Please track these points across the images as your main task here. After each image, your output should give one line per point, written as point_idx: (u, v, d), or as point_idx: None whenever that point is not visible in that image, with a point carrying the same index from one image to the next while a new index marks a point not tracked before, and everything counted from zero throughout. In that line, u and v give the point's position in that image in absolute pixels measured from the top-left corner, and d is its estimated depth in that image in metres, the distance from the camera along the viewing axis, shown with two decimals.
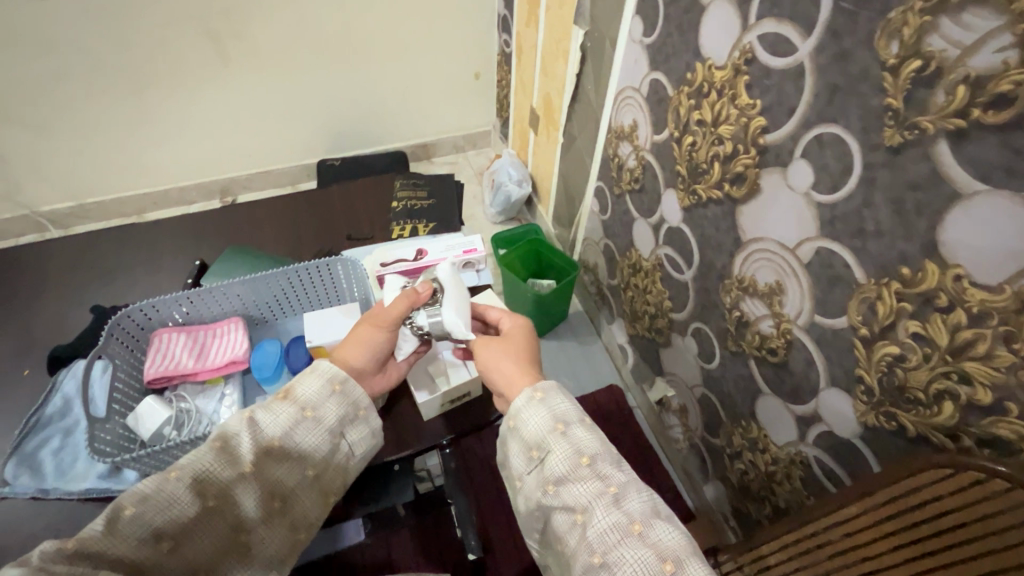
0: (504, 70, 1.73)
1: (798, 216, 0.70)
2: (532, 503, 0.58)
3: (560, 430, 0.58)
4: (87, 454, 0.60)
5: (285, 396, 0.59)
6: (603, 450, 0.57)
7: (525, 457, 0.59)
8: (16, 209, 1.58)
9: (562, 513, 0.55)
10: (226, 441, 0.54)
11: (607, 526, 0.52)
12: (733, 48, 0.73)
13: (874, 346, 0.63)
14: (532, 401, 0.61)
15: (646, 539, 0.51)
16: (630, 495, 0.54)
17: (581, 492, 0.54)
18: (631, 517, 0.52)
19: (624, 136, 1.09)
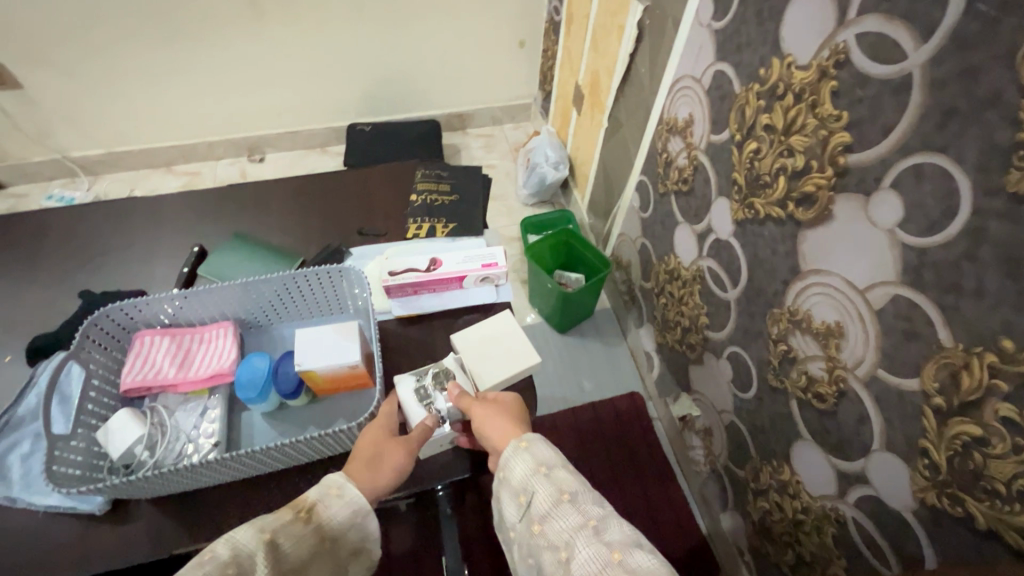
0: (551, 40, 1.60)
1: (876, 255, 0.59)
2: (524, 552, 0.51)
3: (542, 472, 0.53)
4: (48, 475, 0.53)
5: (306, 516, 0.48)
6: (587, 487, 0.51)
7: (513, 505, 0.53)
8: (48, 153, 1.57)
9: (547, 554, 0.48)
10: (239, 563, 0.42)
11: (587, 560, 0.45)
12: (821, 46, 0.61)
13: (948, 422, 0.54)
14: (517, 451, 0.55)
15: (628, 568, 0.43)
16: (611, 524, 0.47)
17: (563, 527, 0.48)
18: (610, 546, 0.45)
19: (676, 131, 0.98)
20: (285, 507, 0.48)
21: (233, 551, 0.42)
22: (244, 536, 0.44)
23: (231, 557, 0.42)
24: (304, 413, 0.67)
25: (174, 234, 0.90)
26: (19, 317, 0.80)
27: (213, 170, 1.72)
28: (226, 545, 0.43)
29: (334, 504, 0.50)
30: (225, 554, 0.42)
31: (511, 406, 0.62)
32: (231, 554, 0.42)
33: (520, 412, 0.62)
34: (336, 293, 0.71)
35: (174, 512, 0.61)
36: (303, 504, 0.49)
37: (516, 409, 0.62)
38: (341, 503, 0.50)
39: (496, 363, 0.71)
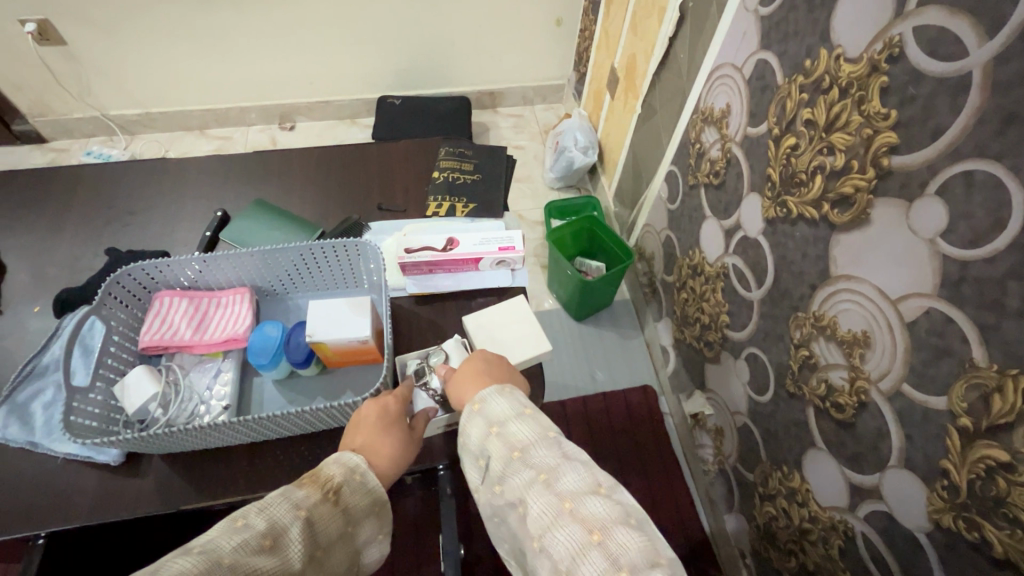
0: (590, 19, 1.55)
1: (914, 264, 0.56)
2: (490, 511, 0.52)
3: (495, 431, 0.53)
4: (66, 425, 0.56)
5: (335, 497, 0.48)
6: (540, 434, 0.51)
7: (475, 469, 0.54)
8: (87, 110, 1.61)
9: (508, 511, 0.50)
10: (274, 535, 0.42)
11: (540, 513, 0.46)
12: (874, 39, 0.58)
13: (974, 444, 0.52)
14: (472, 414, 0.55)
15: (578, 516, 0.45)
16: (563, 471, 0.48)
17: (516, 484, 0.49)
18: (561, 495, 0.47)
19: (712, 121, 0.94)
20: (314, 486, 0.47)
21: (268, 522, 0.42)
22: (279, 509, 0.44)
23: (267, 529, 0.42)
24: (312, 382, 0.69)
25: (200, 199, 0.91)
26: (48, 269, 0.82)
27: (244, 136, 1.74)
28: (262, 516, 0.43)
29: (357, 488, 0.50)
30: (260, 526, 0.42)
31: (476, 366, 0.60)
32: (267, 526, 0.42)
33: (489, 368, 0.60)
34: (352, 266, 0.71)
35: (183, 468, 0.63)
36: (331, 484, 0.48)
37: (486, 366, 0.60)
38: (363, 489, 0.50)
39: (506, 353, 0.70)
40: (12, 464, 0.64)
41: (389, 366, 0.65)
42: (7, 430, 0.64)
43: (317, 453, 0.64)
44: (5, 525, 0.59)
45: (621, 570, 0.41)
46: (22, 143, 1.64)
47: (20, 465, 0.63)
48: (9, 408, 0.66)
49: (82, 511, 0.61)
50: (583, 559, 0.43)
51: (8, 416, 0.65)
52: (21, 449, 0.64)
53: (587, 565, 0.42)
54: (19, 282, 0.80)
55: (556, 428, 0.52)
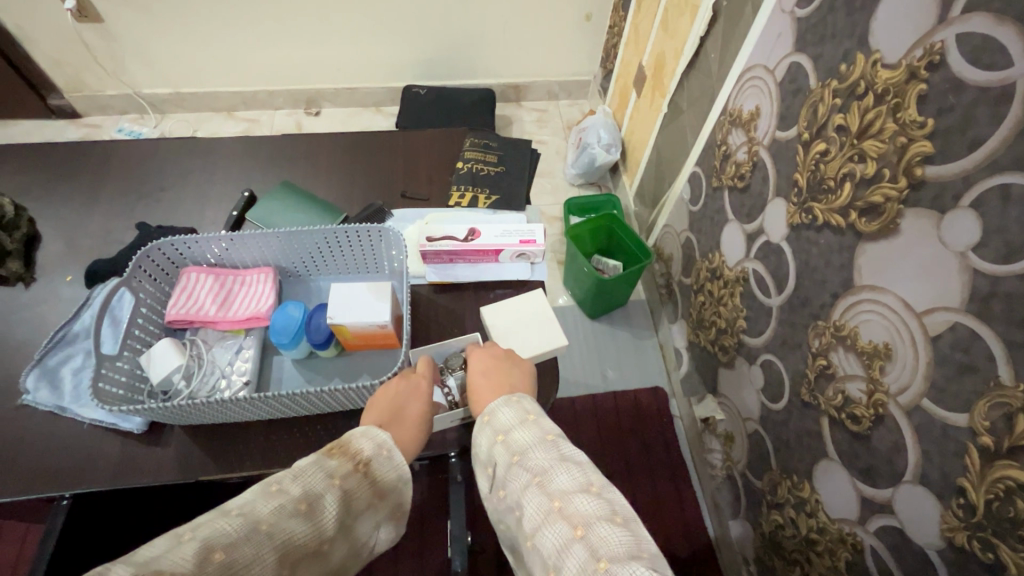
0: (620, 16, 1.53)
1: (942, 277, 0.55)
2: (497, 516, 0.53)
3: (500, 439, 0.53)
4: (93, 393, 0.58)
5: (364, 470, 0.48)
6: (538, 438, 0.52)
7: (484, 478, 0.54)
8: (121, 87, 1.64)
9: (509, 514, 0.51)
10: (309, 500, 0.44)
11: (532, 512, 0.47)
12: (915, 46, 0.56)
13: (994, 463, 0.51)
14: (481, 425, 0.55)
15: (565, 513, 0.46)
16: (555, 473, 0.48)
17: (515, 488, 0.50)
18: (550, 493, 0.47)
19: (739, 124, 0.93)
20: (345, 457, 0.48)
21: (303, 489, 0.44)
22: (314, 477, 0.45)
23: (303, 495, 0.44)
24: (331, 364, 0.70)
25: (228, 179, 0.93)
26: (81, 239, 0.84)
27: (271, 119, 1.77)
28: (297, 484, 0.44)
29: (385, 463, 0.49)
30: (296, 492, 0.44)
31: (488, 373, 0.59)
32: (302, 491, 0.44)
33: (493, 366, 0.61)
34: (374, 251, 0.72)
35: (202, 440, 0.65)
36: (360, 457, 0.48)
37: (496, 372, 0.60)
38: (390, 465, 0.49)
39: (523, 345, 0.71)
40: (43, 426, 0.66)
41: (407, 352, 0.65)
42: (39, 393, 0.67)
43: (332, 433, 0.65)
44: (32, 483, 0.62)
45: (599, 561, 0.41)
46: (56, 117, 1.68)
47: (48, 428, 0.66)
48: (43, 370, 0.69)
49: (104, 474, 0.63)
50: (566, 553, 0.43)
51: (41, 379, 0.68)
52: (50, 413, 0.66)
53: (569, 559, 0.43)
54: (53, 251, 0.82)
55: (555, 432, 0.52)
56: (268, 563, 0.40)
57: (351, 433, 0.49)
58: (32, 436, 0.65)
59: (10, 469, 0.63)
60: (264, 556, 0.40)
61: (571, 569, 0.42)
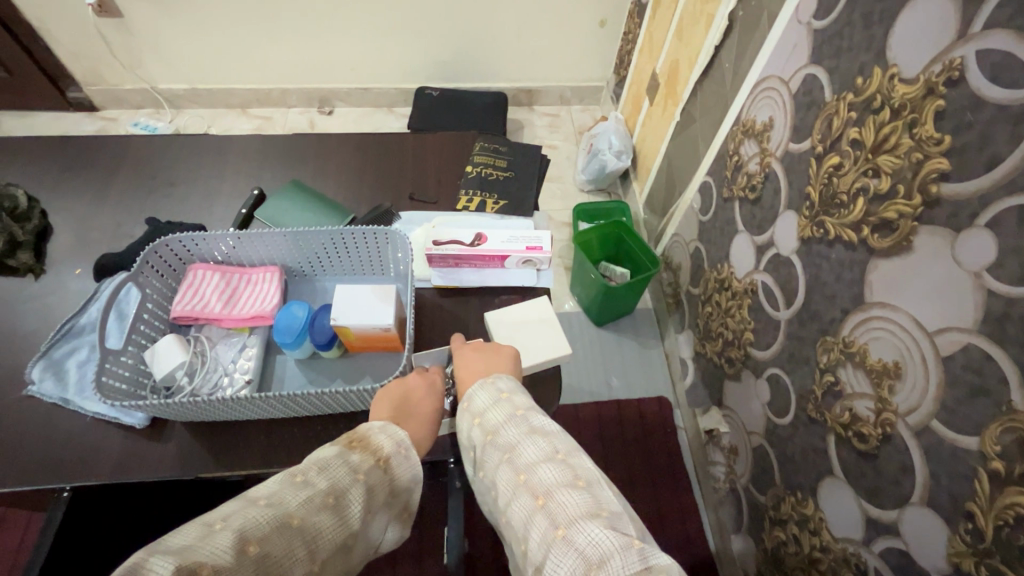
0: (634, 23, 1.53)
1: (954, 297, 0.54)
2: (479, 497, 0.55)
3: (476, 420, 0.54)
4: (98, 387, 0.58)
5: (384, 466, 0.48)
6: (509, 415, 0.53)
7: (466, 460, 0.55)
8: (138, 82, 1.66)
9: (486, 491, 0.52)
10: (336, 495, 0.44)
11: (503, 487, 0.49)
12: (932, 61, 0.55)
13: (1004, 490, 0.50)
14: (461, 411, 0.55)
15: (529, 485, 0.48)
16: (523, 447, 0.50)
17: (488, 466, 0.51)
18: (517, 467, 0.49)
19: (752, 135, 0.92)
20: (366, 452, 0.48)
21: (330, 482, 0.44)
22: (338, 470, 0.45)
23: (330, 488, 0.44)
24: (333, 364, 0.70)
25: (238, 176, 0.94)
26: (93, 233, 0.85)
27: (284, 117, 1.78)
28: (325, 476, 0.44)
29: (404, 462, 0.50)
30: (322, 485, 0.44)
31: (469, 357, 0.60)
32: (329, 485, 0.44)
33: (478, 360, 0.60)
34: (380, 252, 0.72)
35: (203, 438, 0.65)
36: (380, 454, 0.49)
37: (477, 355, 0.60)
38: (408, 464, 0.50)
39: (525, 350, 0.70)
40: (48, 418, 0.66)
41: (410, 356, 0.65)
42: (44, 385, 0.67)
43: (332, 436, 0.65)
44: (32, 474, 0.62)
45: (559, 528, 0.44)
46: (74, 110, 1.71)
47: (52, 420, 0.66)
48: (48, 362, 0.69)
49: (105, 470, 0.63)
50: (532, 523, 0.46)
51: (47, 371, 0.68)
52: (54, 405, 0.67)
53: (535, 528, 0.45)
54: (64, 243, 0.83)
55: (526, 407, 0.53)
56: (299, 557, 0.40)
57: (369, 428, 0.50)
58: (37, 428, 0.66)
59: (11, 461, 0.63)
60: (296, 552, 0.40)
61: (536, 537, 0.45)
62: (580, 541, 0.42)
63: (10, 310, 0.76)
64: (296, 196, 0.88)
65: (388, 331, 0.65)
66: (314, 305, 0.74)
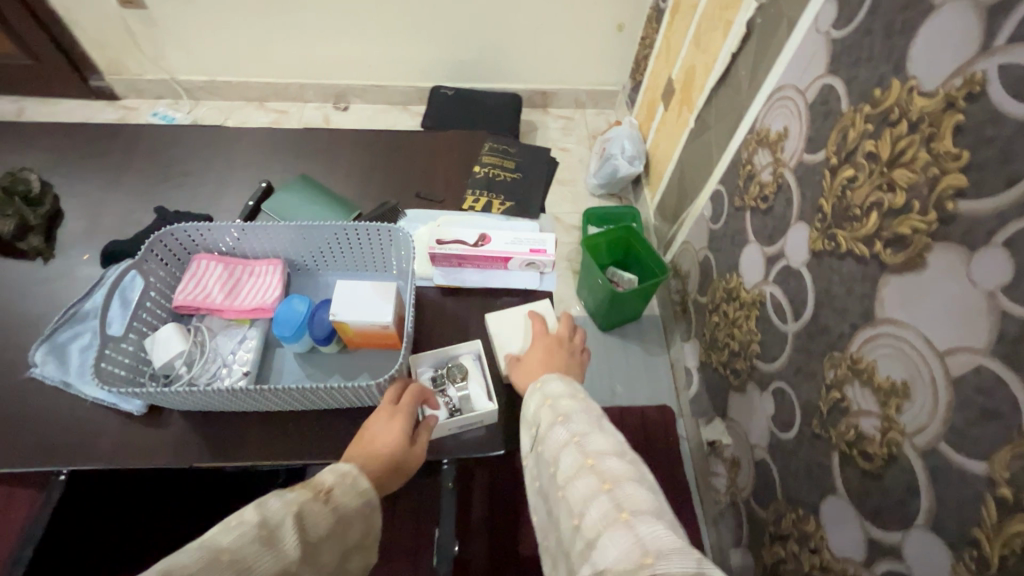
0: (652, 28, 1.52)
1: (969, 316, 0.53)
2: (531, 475, 0.57)
3: (546, 402, 0.58)
4: (96, 373, 0.58)
5: (325, 497, 0.48)
6: (583, 407, 0.56)
7: (526, 437, 0.58)
8: (159, 73, 1.69)
9: (543, 468, 0.54)
10: (269, 528, 0.43)
11: (566, 467, 0.51)
12: (953, 74, 0.54)
13: (1013, 518, 0.48)
14: (532, 388, 0.60)
15: (595, 469, 0.49)
16: (593, 436, 0.52)
17: (553, 444, 0.54)
18: (585, 451, 0.51)
19: (766, 144, 0.91)
20: (305, 489, 0.48)
21: (261, 515, 0.42)
22: (272, 506, 0.44)
23: (261, 522, 0.42)
24: (331, 360, 0.70)
25: (248, 168, 0.94)
26: (103, 220, 0.86)
27: (300, 111, 1.79)
28: (255, 509, 0.43)
29: (349, 491, 0.50)
30: (253, 519, 0.42)
31: (539, 355, 0.65)
32: (261, 519, 0.42)
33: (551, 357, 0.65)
34: (383, 250, 0.72)
35: (199, 427, 0.65)
36: (321, 486, 0.49)
37: (547, 354, 0.65)
38: (355, 490, 0.50)
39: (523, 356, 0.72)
40: (49, 402, 0.67)
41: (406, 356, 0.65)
42: (47, 368, 0.68)
43: (324, 431, 0.65)
44: (29, 456, 0.63)
45: (622, 512, 0.45)
46: (96, 97, 1.73)
47: (52, 403, 0.67)
48: (51, 345, 0.70)
49: (100, 455, 0.63)
50: (592, 502, 0.47)
51: (50, 355, 0.69)
52: (56, 388, 0.68)
53: (595, 507, 0.46)
54: (74, 228, 0.84)
55: (600, 409, 0.56)
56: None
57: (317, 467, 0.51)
58: (38, 411, 0.66)
59: (11, 442, 0.64)
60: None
61: (595, 515, 0.46)
62: (643, 530, 0.43)
63: (18, 293, 0.77)
64: (303, 190, 0.89)
65: (387, 329, 0.65)
66: (316, 298, 0.74)
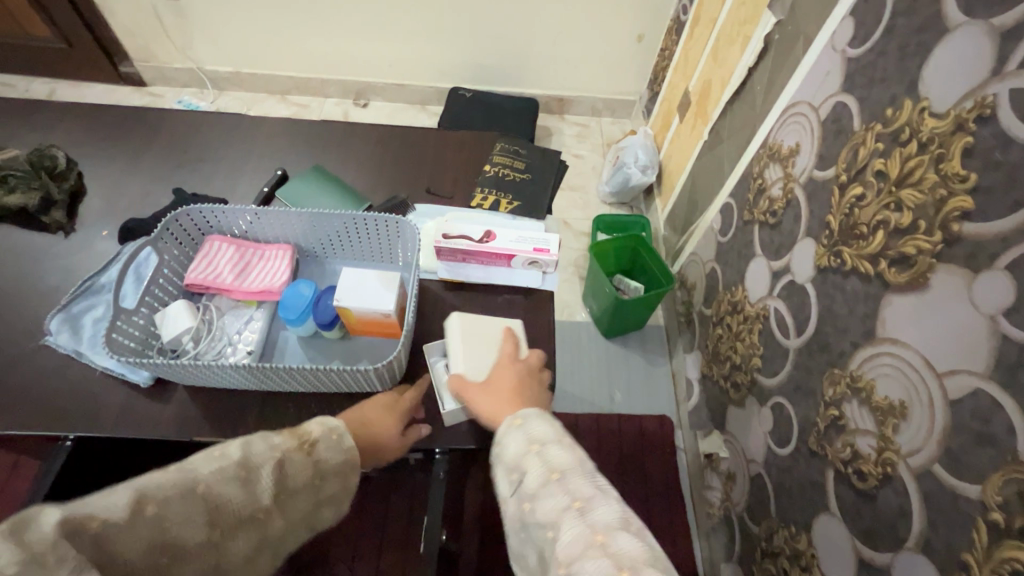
0: (671, 40, 1.53)
1: (968, 339, 0.53)
2: (518, 530, 0.52)
3: (534, 451, 0.54)
4: (107, 343, 0.60)
5: (308, 449, 0.52)
6: (579, 463, 0.52)
7: (506, 481, 0.55)
8: (186, 62, 1.73)
9: (535, 530, 0.50)
10: (248, 469, 0.48)
11: (569, 539, 0.46)
12: (965, 97, 0.54)
13: (1002, 543, 0.48)
14: (510, 427, 0.57)
15: (607, 549, 0.45)
16: (597, 504, 0.48)
17: (549, 507, 0.49)
18: (591, 524, 0.47)
19: (778, 159, 0.91)
20: (291, 436, 0.52)
21: (244, 453, 0.48)
22: (257, 448, 0.49)
23: (242, 461, 0.47)
24: (333, 346, 0.71)
25: (264, 157, 0.96)
26: (123, 199, 0.88)
27: (320, 106, 1.82)
28: (239, 448, 0.48)
29: (332, 446, 0.54)
30: (235, 457, 0.47)
31: (509, 382, 0.62)
32: (242, 457, 0.47)
33: (519, 387, 0.62)
34: (390, 242, 0.73)
35: (201, 402, 0.67)
36: (308, 437, 0.53)
37: (517, 383, 0.63)
38: (337, 447, 0.54)
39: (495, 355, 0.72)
40: (60, 370, 0.69)
41: (405, 345, 0.66)
42: (60, 337, 0.70)
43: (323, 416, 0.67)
44: (36, 422, 0.65)
45: None
46: (124, 83, 1.78)
47: (65, 373, 0.69)
48: (65, 316, 0.72)
49: (104, 423, 0.65)
50: None
51: (64, 325, 0.72)
52: (67, 357, 0.70)
53: None
54: (94, 206, 0.87)
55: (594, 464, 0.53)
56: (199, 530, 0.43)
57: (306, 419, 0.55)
58: (48, 377, 0.69)
59: (22, 408, 0.66)
60: (197, 531, 0.43)
61: None
62: None
63: (38, 264, 0.80)
64: (316, 180, 0.90)
65: (390, 319, 0.66)
66: (322, 285, 0.76)
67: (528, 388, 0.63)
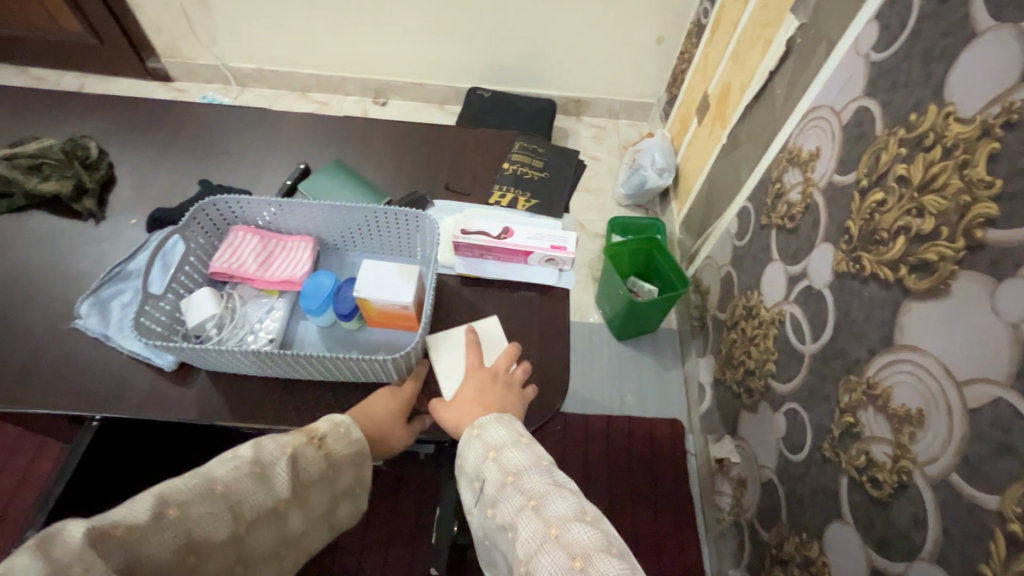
0: (692, 43, 1.52)
1: (988, 348, 0.52)
2: (484, 534, 0.55)
3: (491, 456, 0.55)
4: (135, 327, 0.62)
5: (318, 443, 0.53)
6: (534, 461, 0.54)
7: (469, 490, 0.56)
8: (211, 59, 1.76)
9: (499, 534, 0.52)
10: (263, 465, 0.49)
11: (527, 538, 0.48)
12: (991, 103, 0.54)
13: (1020, 556, 0.47)
14: (470, 437, 0.58)
15: (562, 542, 0.47)
16: (551, 498, 0.50)
17: (506, 510, 0.51)
18: (546, 520, 0.49)
19: (797, 163, 0.90)
20: (300, 433, 0.53)
21: (255, 452, 0.49)
22: (268, 445, 0.51)
23: (255, 458, 0.49)
24: (352, 337, 0.72)
25: (287, 151, 0.98)
26: (150, 190, 0.91)
27: (340, 104, 1.85)
28: (251, 447, 0.50)
29: (342, 438, 0.55)
30: (248, 455, 0.49)
31: (471, 393, 0.62)
32: (254, 456, 0.49)
33: (482, 395, 0.62)
34: (409, 236, 0.74)
35: (222, 388, 0.68)
36: (316, 433, 0.54)
37: (479, 392, 0.63)
38: (346, 440, 0.55)
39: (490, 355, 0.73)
40: (87, 352, 0.71)
41: (422, 338, 0.67)
42: (90, 320, 0.73)
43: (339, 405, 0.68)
44: (64, 403, 0.67)
45: None
46: (151, 78, 1.82)
47: (92, 356, 0.71)
48: (95, 300, 0.75)
49: (128, 405, 0.67)
50: None
51: (94, 309, 0.74)
52: (95, 340, 0.72)
53: None
54: (123, 197, 0.89)
55: (549, 458, 0.55)
56: (225, 521, 0.46)
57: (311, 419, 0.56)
58: (76, 361, 0.71)
59: (52, 388, 0.68)
60: (221, 515, 0.46)
61: None
62: None
63: (69, 251, 0.82)
64: (340, 174, 0.92)
65: (407, 311, 0.67)
66: (342, 277, 0.77)
67: (494, 395, 0.63)
